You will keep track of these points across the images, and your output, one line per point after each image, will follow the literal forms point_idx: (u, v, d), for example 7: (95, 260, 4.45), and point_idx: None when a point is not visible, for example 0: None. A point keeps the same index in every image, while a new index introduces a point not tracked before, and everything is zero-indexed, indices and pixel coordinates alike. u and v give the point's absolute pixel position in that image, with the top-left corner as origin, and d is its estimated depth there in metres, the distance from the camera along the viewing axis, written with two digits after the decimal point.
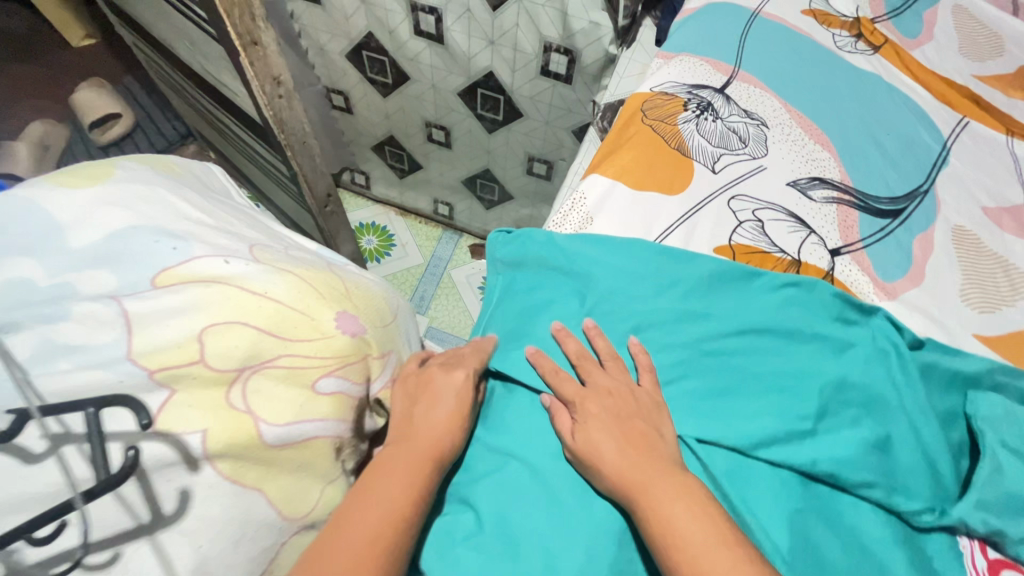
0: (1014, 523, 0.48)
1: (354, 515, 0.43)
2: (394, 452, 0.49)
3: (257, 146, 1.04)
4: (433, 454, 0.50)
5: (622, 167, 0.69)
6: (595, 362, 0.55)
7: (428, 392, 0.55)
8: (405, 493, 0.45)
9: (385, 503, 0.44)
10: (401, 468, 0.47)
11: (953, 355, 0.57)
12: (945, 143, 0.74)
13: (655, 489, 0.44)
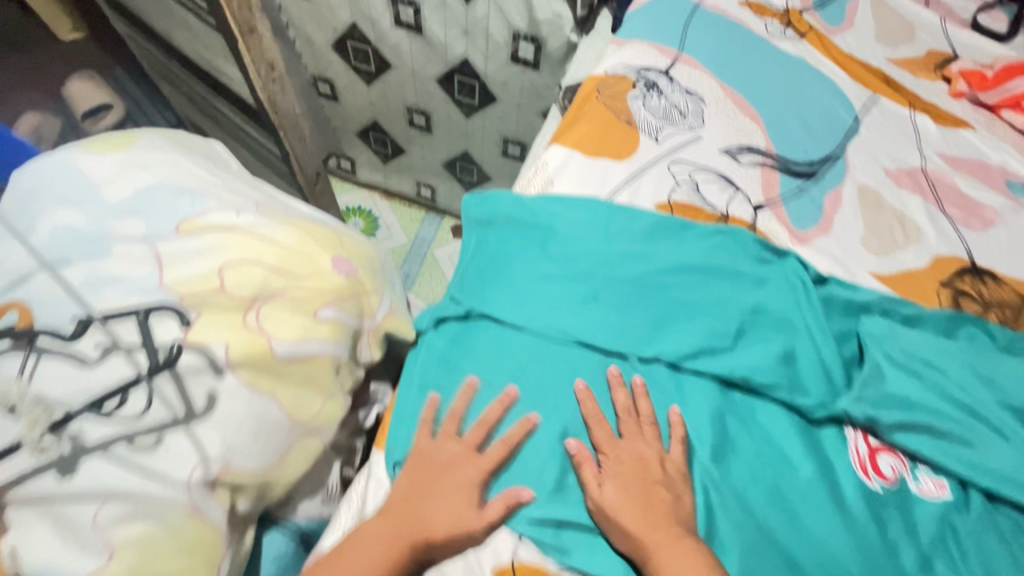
0: (887, 413, 0.61)
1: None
2: (378, 534, 0.53)
3: (250, 129, 1.13)
4: (414, 540, 0.53)
5: (579, 137, 0.80)
6: (635, 420, 0.59)
7: (444, 475, 0.57)
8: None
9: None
10: (374, 552, 0.52)
11: (849, 287, 0.69)
12: (857, 117, 0.86)
13: (674, 567, 0.50)
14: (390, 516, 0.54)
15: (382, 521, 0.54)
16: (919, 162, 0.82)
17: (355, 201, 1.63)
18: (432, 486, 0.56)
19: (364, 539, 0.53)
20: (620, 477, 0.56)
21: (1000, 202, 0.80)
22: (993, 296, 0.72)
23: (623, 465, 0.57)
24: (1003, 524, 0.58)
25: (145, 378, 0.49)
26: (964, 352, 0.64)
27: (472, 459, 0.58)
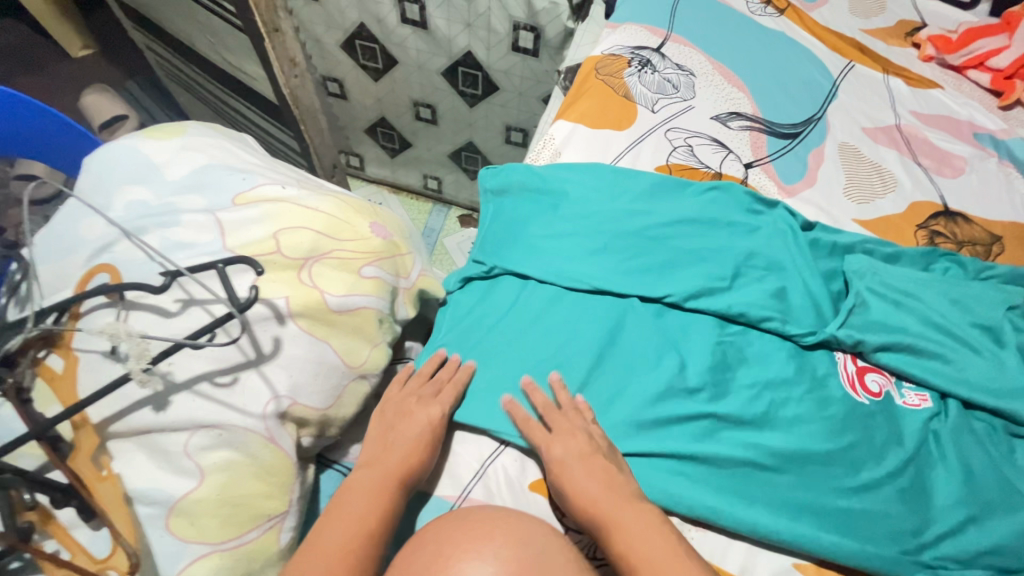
0: (871, 336, 0.68)
1: (320, 539, 0.48)
2: (362, 479, 0.54)
3: (269, 126, 1.21)
4: (400, 478, 0.55)
5: (581, 112, 0.88)
6: (558, 411, 0.60)
7: (411, 423, 0.59)
8: (368, 518, 0.51)
9: (353, 530, 0.49)
10: (366, 490, 0.53)
11: (833, 231, 0.76)
12: (835, 83, 0.93)
13: (634, 531, 0.50)
14: (369, 463, 0.56)
15: (363, 469, 0.55)
16: (894, 121, 0.90)
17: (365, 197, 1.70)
18: (399, 435, 0.58)
19: (348, 486, 0.53)
20: (562, 465, 0.55)
21: (969, 153, 0.87)
22: (964, 235, 0.80)
23: (558, 448, 0.57)
24: (979, 426, 0.65)
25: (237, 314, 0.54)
26: (934, 282, 0.72)
27: (433, 400, 0.62)
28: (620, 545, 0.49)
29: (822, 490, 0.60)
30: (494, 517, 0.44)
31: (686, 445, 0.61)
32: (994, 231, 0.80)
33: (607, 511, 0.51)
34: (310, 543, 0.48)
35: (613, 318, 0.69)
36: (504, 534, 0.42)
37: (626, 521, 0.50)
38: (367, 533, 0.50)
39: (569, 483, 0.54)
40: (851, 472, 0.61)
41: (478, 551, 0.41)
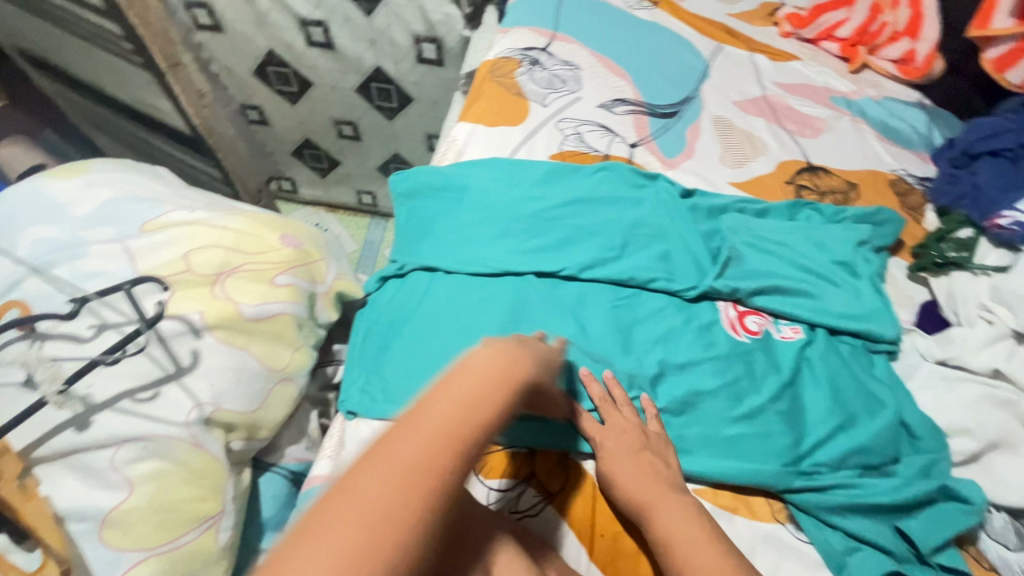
0: (746, 283, 0.76)
1: (422, 412, 0.36)
2: (484, 361, 0.41)
3: (189, 157, 1.23)
4: (528, 374, 0.43)
5: (479, 113, 0.94)
6: (612, 405, 0.66)
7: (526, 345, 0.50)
8: (485, 406, 0.38)
9: (465, 413, 0.36)
10: (490, 368, 0.41)
11: (709, 196, 0.85)
12: (708, 63, 1.03)
13: (670, 522, 0.55)
14: (500, 348, 0.44)
15: (494, 350, 0.43)
16: (760, 92, 1.00)
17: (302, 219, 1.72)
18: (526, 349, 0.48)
19: (469, 364, 0.41)
20: (612, 456, 0.62)
21: (826, 114, 0.98)
22: (826, 186, 0.90)
23: (612, 441, 0.63)
24: (843, 349, 0.74)
25: (146, 331, 0.59)
26: (798, 229, 0.82)
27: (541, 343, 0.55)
28: (660, 523, 0.56)
29: (713, 423, 0.68)
30: None
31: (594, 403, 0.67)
32: (850, 180, 0.91)
33: (650, 493, 0.58)
34: (417, 416, 0.36)
35: (516, 296, 0.75)
36: None
37: (664, 503, 0.57)
38: (483, 420, 0.37)
39: (618, 470, 0.61)
40: (737, 403, 0.69)
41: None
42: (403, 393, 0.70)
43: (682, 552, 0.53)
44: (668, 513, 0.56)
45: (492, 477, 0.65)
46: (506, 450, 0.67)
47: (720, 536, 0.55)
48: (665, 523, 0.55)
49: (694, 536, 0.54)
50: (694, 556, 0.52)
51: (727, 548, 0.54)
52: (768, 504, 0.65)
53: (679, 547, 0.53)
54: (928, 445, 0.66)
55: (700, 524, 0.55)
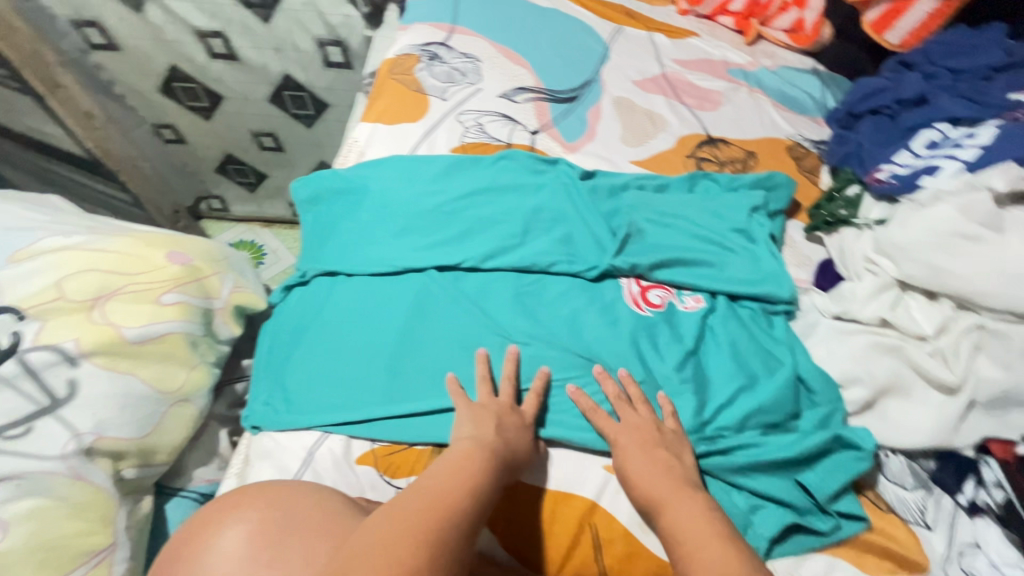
0: (646, 258, 0.77)
1: (411, 492, 0.47)
2: (456, 455, 0.54)
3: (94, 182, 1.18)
4: (496, 458, 0.56)
5: (379, 112, 0.93)
6: (628, 403, 0.66)
7: (494, 427, 0.60)
8: (465, 484, 0.50)
9: (449, 489, 0.49)
10: (460, 461, 0.53)
11: (610, 175, 0.85)
12: (607, 46, 1.04)
13: (682, 517, 0.54)
14: (470, 440, 0.57)
15: (466, 441, 0.57)
16: (660, 70, 1.01)
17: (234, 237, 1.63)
18: (499, 437, 0.59)
19: (443, 461, 0.54)
20: (625, 452, 0.61)
21: (724, 86, 1.00)
22: (726, 156, 0.92)
23: (625, 438, 0.62)
24: (744, 313, 0.76)
25: None
26: (696, 201, 0.83)
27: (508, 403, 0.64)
28: (670, 519, 0.54)
29: None
30: (256, 491, 0.46)
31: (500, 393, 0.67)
32: (749, 148, 0.93)
33: (660, 490, 0.57)
34: (411, 494, 0.47)
35: (418, 293, 0.74)
36: (255, 502, 0.45)
37: (674, 499, 0.56)
38: (461, 492, 0.49)
39: (629, 465, 0.60)
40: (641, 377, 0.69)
41: (233, 523, 0.42)
42: (307, 402, 0.68)
43: (687, 549, 0.51)
44: (679, 512, 0.54)
45: (400, 477, 0.63)
46: (415, 448, 0.65)
47: (731, 532, 0.53)
48: (675, 519, 0.54)
49: (701, 532, 0.52)
50: (699, 551, 0.51)
51: (736, 545, 0.51)
52: None
53: (687, 544, 0.52)
54: (822, 398, 0.68)
55: (711, 520, 0.53)
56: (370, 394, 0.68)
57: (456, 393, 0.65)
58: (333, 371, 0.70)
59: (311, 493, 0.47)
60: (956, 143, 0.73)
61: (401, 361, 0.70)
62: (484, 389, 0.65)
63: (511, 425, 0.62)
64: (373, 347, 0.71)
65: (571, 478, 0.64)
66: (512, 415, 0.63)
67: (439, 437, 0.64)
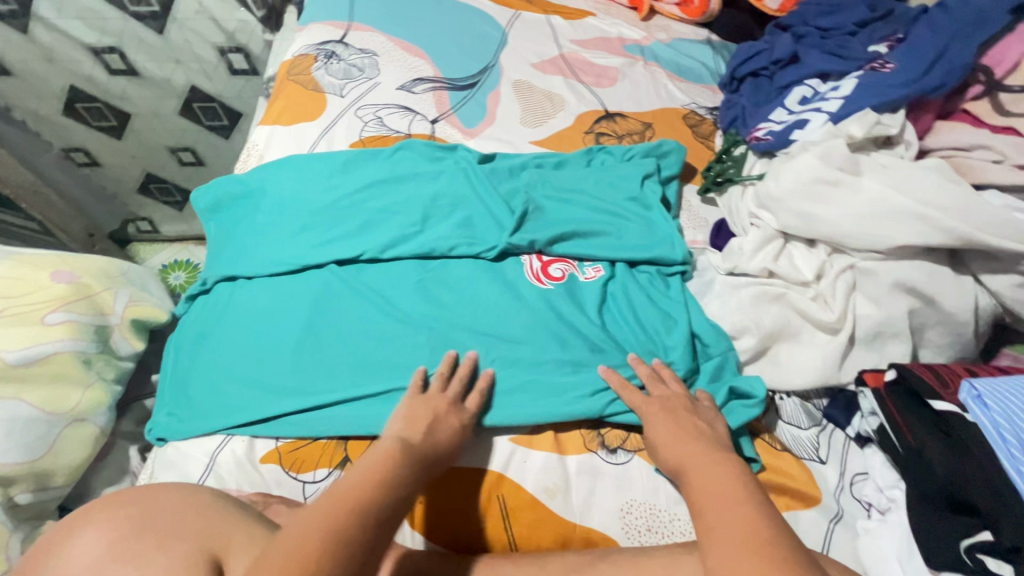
0: (545, 233, 0.78)
1: (325, 496, 0.46)
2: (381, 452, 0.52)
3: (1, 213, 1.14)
4: (421, 459, 0.54)
5: (276, 114, 0.93)
6: (660, 380, 0.66)
7: (425, 428, 0.58)
8: (380, 482, 0.49)
9: (362, 490, 0.47)
10: (393, 459, 0.52)
11: (509, 157, 0.87)
12: (504, 31, 1.05)
13: (705, 476, 0.52)
14: (396, 439, 0.55)
15: (391, 438, 0.55)
16: (557, 52, 1.03)
17: (170, 258, 1.49)
18: (425, 442, 0.57)
19: (364, 459, 0.52)
20: (654, 418, 0.61)
21: (620, 62, 1.03)
22: (623, 129, 0.94)
23: (655, 406, 0.62)
24: (642, 277, 0.78)
25: None
26: (592, 174, 0.85)
27: (443, 396, 0.63)
28: (694, 476, 0.53)
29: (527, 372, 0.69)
30: (141, 491, 0.46)
31: (404, 378, 0.67)
32: (646, 120, 0.95)
33: (687, 451, 0.56)
34: (325, 498, 0.46)
35: (318, 290, 0.74)
36: (129, 501, 0.44)
37: (701, 458, 0.54)
38: (377, 493, 0.48)
39: (653, 432, 0.60)
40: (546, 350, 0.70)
41: (92, 527, 0.42)
42: (209, 409, 0.67)
43: (706, 500, 0.49)
44: (701, 470, 0.53)
45: (307, 471, 0.63)
46: (319, 442, 0.65)
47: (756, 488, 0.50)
48: (698, 477, 0.53)
49: (723, 488, 0.50)
50: (715, 506, 0.48)
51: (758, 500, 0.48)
52: (581, 436, 0.67)
53: (708, 499, 0.50)
54: (716, 349, 0.70)
55: (735, 476, 0.51)
56: (272, 394, 0.67)
57: (414, 383, 0.64)
58: (235, 376, 0.69)
59: (186, 493, 0.47)
60: (822, 98, 0.79)
61: (303, 358, 0.69)
62: (437, 383, 0.64)
63: (445, 426, 0.60)
64: (275, 348, 0.70)
65: (477, 453, 0.65)
66: (451, 415, 0.61)
67: (342, 427, 0.64)
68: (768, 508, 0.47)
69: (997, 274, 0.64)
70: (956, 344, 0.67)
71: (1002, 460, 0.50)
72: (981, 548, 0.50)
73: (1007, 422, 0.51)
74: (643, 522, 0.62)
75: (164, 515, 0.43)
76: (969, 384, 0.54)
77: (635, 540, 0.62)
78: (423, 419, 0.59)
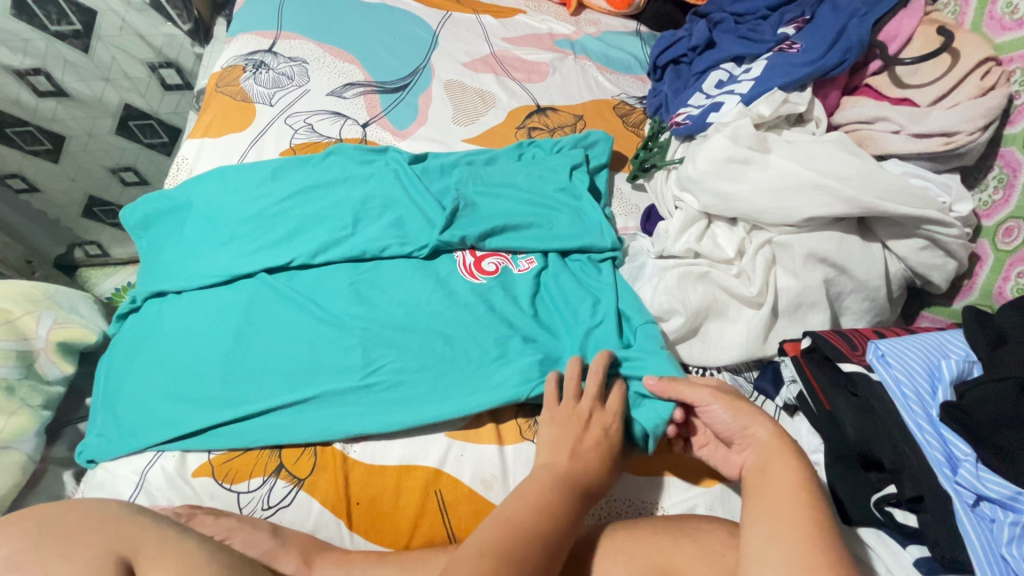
0: (476, 227, 0.78)
1: (494, 525, 0.49)
2: (539, 480, 0.54)
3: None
4: (572, 480, 0.54)
5: (204, 128, 0.91)
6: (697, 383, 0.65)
7: (570, 440, 0.58)
8: (542, 507, 0.51)
9: (528, 523, 0.49)
10: (552, 487, 0.53)
11: (440, 156, 0.88)
12: (434, 32, 1.06)
13: (779, 476, 0.51)
14: (546, 464, 0.56)
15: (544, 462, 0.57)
16: (488, 50, 1.05)
17: (121, 282, 1.34)
18: (574, 457, 0.56)
19: (522, 486, 0.54)
20: (702, 403, 0.59)
21: (551, 56, 1.05)
22: (555, 123, 0.95)
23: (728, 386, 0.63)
24: (575, 266, 0.79)
25: None
26: (523, 168, 0.87)
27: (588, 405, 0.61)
28: (768, 473, 0.52)
29: (463, 367, 0.68)
30: (53, 511, 0.44)
31: (338, 382, 0.67)
32: (576, 112, 0.97)
33: (769, 445, 0.54)
34: (492, 522, 0.50)
35: (248, 300, 0.73)
36: (40, 518, 0.42)
37: (777, 465, 0.52)
38: (543, 520, 0.50)
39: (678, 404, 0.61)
40: (485, 346, 0.69)
41: None
42: (137, 428, 0.66)
43: (765, 507, 0.49)
44: (779, 474, 0.51)
45: (241, 482, 0.63)
46: (253, 452, 0.64)
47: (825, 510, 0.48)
48: (772, 476, 0.51)
49: (797, 520, 0.47)
50: (769, 507, 0.48)
51: (833, 539, 0.45)
52: (518, 426, 0.66)
53: (768, 501, 0.49)
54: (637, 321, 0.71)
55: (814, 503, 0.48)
56: (201, 408, 0.66)
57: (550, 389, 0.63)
58: (168, 394, 0.68)
59: (96, 507, 0.45)
60: (736, 80, 0.82)
61: (233, 370, 0.69)
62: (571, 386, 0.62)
63: (590, 434, 0.59)
64: (206, 362, 0.69)
65: (412, 451, 0.64)
66: (595, 421, 0.60)
67: (272, 433, 0.64)
68: (807, 520, 0.47)
69: (902, 239, 0.67)
70: (872, 309, 0.69)
71: (903, 415, 0.52)
72: (888, 501, 0.53)
73: (907, 378, 0.53)
74: None
75: (68, 527, 0.42)
76: (874, 344, 0.56)
77: None
78: (567, 431, 0.59)
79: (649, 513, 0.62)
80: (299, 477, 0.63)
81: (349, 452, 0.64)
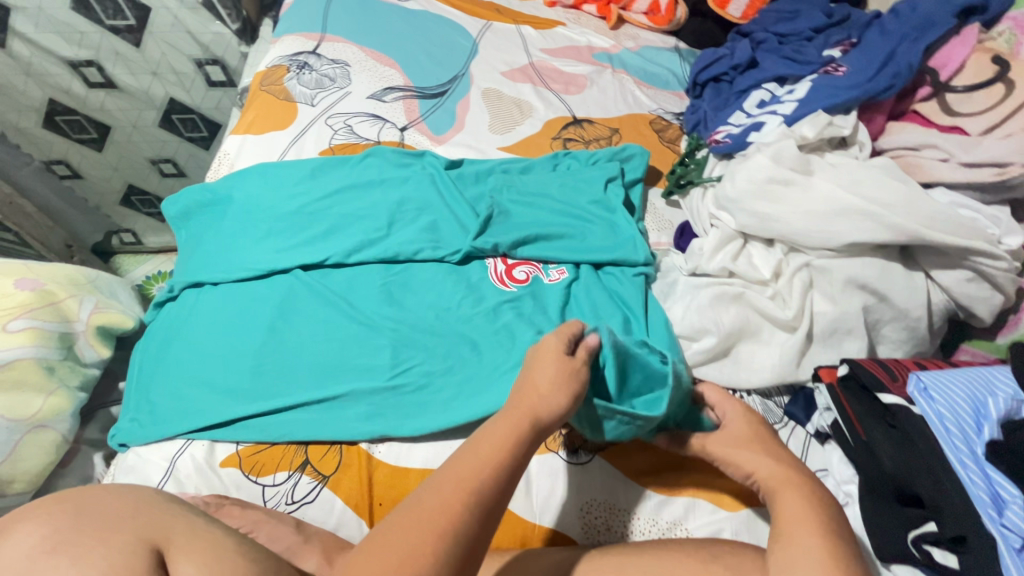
0: (509, 236, 0.79)
1: (433, 483, 0.42)
2: (497, 423, 0.47)
3: None
4: (528, 421, 0.47)
5: (247, 125, 0.93)
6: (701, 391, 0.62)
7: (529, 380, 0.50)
8: (490, 453, 0.44)
9: (471, 468, 0.43)
10: (504, 428, 0.46)
11: (476, 162, 0.89)
12: (475, 41, 1.08)
13: (796, 506, 0.48)
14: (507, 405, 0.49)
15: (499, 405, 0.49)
16: (527, 60, 1.06)
17: (152, 269, 1.37)
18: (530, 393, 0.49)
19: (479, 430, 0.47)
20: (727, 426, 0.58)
21: (590, 69, 1.05)
22: (590, 135, 0.95)
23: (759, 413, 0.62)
24: (606, 279, 0.78)
25: None
26: (558, 178, 0.87)
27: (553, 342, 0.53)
28: (784, 504, 0.49)
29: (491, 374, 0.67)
30: (80, 495, 0.43)
31: (366, 381, 0.67)
32: (613, 126, 0.97)
33: (782, 474, 0.52)
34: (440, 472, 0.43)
35: (281, 295, 0.75)
36: (64, 504, 0.42)
37: (796, 496, 0.49)
38: (488, 469, 0.43)
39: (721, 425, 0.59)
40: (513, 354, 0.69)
41: (19, 526, 0.40)
42: (167, 417, 0.67)
43: (788, 539, 0.46)
44: (793, 504, 0.49)
45: (267, 475, 0.63)
46: (280, 445, 0.65)
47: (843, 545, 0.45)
48: (789, 507, 0.49)
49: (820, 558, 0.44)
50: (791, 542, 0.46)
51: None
52: None
53: (790, 532, 0.46)
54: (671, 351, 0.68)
55: (826, 546, 0.45)
56: (230, 400, 0.67)
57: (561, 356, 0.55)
58: (198, 384, 0.69)
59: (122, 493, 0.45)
60: (778, 101, 0.82)
61: (263, 363, 0.69)
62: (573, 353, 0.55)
63: (551, 367, 0.51)
64: (237, 355, 0.70)
65: (436, 454, 0.64)
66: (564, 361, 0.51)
67: (299, 429, 0.64)
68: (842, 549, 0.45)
69: (948, 270, 0.65)
70: (911, 339, 0.68)
71: (946, 450, 0.50)
72: (927, 538, 0.51)
73: (951, 414, 0.52)
74: (602, 521, 0.61)
75: (97, 510, 0.42)
76: (916, 377, 0.55)
77: (593, 539, 0.61)
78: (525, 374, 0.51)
79: (673, 533, 0.60)
80: (324, 474, 0.63)
81: (374, 452, 0.64)
